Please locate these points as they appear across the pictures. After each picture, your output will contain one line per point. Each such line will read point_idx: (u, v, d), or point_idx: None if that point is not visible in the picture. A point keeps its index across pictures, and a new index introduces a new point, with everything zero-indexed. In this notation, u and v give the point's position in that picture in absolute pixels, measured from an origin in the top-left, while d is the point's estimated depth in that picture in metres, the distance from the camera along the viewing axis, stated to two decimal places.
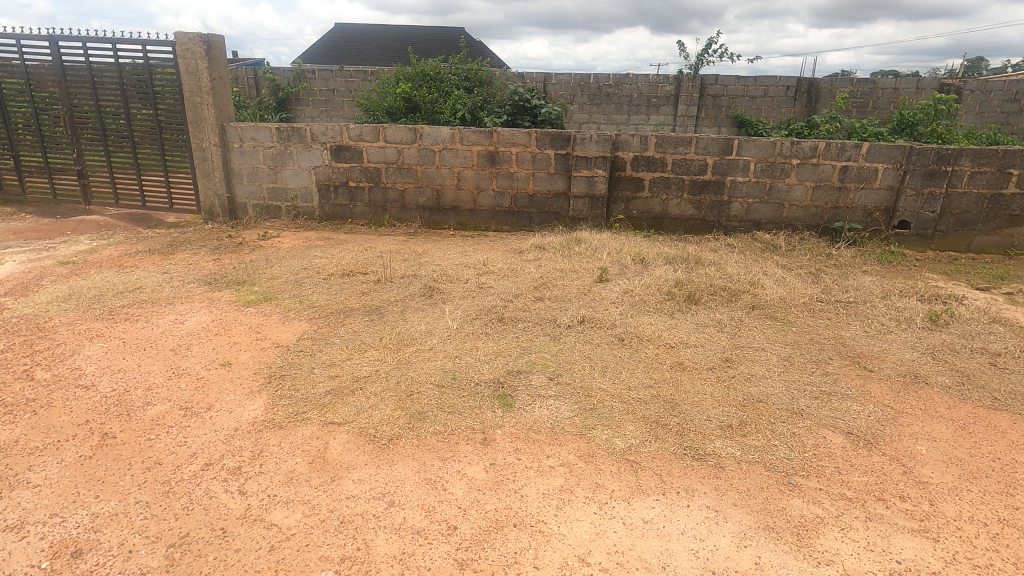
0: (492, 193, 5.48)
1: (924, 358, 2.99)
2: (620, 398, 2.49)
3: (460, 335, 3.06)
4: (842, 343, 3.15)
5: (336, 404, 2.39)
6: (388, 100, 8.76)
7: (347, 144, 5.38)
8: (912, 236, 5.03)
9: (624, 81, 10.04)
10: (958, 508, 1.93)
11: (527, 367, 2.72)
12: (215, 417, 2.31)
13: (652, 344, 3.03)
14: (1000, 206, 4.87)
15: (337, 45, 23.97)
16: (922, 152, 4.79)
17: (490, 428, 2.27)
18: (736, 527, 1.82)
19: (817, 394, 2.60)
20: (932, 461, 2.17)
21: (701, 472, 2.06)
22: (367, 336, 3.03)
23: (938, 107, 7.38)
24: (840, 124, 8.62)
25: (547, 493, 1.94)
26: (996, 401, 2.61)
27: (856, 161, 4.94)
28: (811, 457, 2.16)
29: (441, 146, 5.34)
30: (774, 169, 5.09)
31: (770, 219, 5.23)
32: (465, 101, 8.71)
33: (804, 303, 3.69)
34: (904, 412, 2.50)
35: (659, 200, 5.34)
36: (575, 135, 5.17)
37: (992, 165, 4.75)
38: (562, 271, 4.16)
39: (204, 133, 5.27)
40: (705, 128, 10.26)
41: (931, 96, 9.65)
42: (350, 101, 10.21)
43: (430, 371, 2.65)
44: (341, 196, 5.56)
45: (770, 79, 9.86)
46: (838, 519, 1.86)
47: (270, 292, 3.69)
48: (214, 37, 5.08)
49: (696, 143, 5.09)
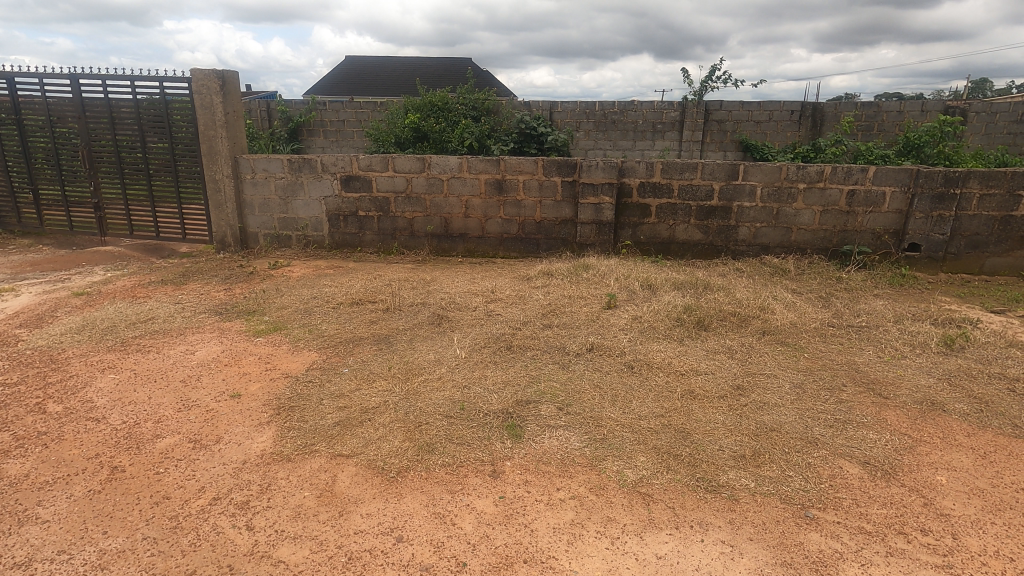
0: (500, 220, 5.52)
1: (941, 384, 2.94)
2: (631, 428, 2.46)
3: (469, 363, 3.06)
4: (855, 368, 3.11)
5: (344, 435, 2.38)
6: (396, 130, 8.94)
7: (357, 174, 5.47)
8: (923, 259, 5.00)
9: (629, 108, 10.20)
10: (983, 542, 1.87)
11: (536, 397, 2.70)
12: (224, 449, 2.31)
13: (662, 371, 3.01)
14: (1011, 227, 4.83)
15: (347, 77, 24.59)
16: (929, 174, 4.78)
17: (500, 459, 2.25)
18: (752, 563, 1.77)
19: (832, 422, 2.56)
20: (953, 493, 2.11)
21: (714, 505, 2.01)
22: (377, 365, 3.04)
23: (944, 128, 7.39)
24: (846, 147, 8.65)
25: (558, 528, 1.91)
26: (1016, 428, 2.55)
27: (863, 185, 4.95)
28: (828, 488, 2.11)
29: (449, 175, 5.42)
30: (781, 194, 5.11)
31: (779, 243, 5.22)
32: (472, 129, 8.85)
33: (816, 328, 3.65)
34: (921, 441, 2.44)
35: (667, 225, 5.36)
36: (581, 162, 5.21)
37: (1001, 187, 4.74)
38: (570, 297, 4.17)
39: (218, 165, 5.38)
40: (711, 152, 10.33)
41: (936, 118, 9.71)
42: (360, 131, 10.43)
43: (439, 402, 2.63)
44: (351, 225, 5.63)
45: (774, 104, 9.96)
46: (858, 555, 1.81)
47: (279, 321, 3.72)
48: (229, 72, 5.23)
49: (701, 169, 5.14)
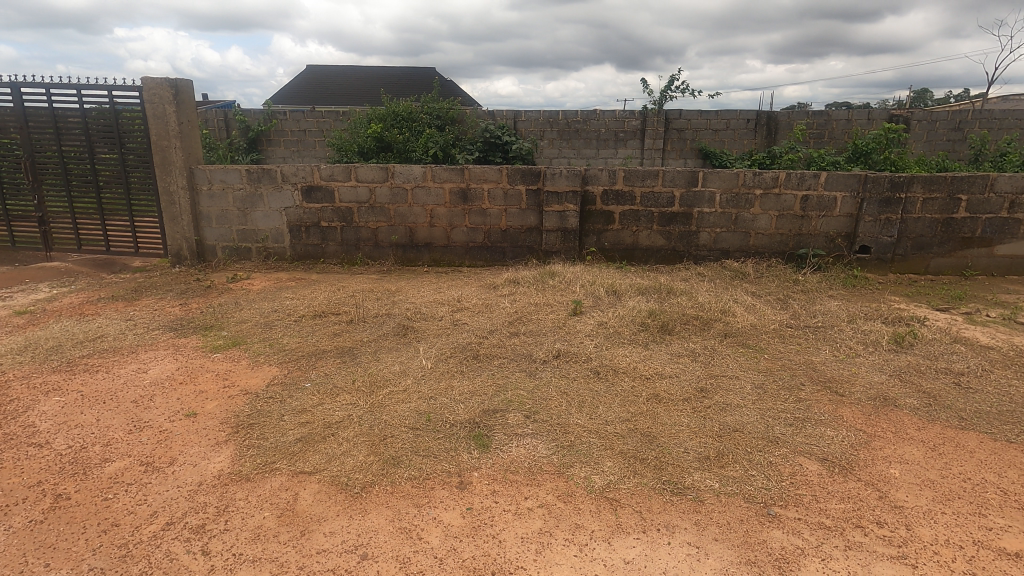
0: (465, 229, 5.51)
1: (892, 380, 3.05)
2: (598, 433, 2.48)
3: (435, 374, 3.02)
4: (813, 368, 3.21)
5: (306, 452, 2.32)
6: (360, 140, 8.87)
7: (318, 184, 5.39)
8: (873, 261, 5.20)
9: (591, 117, 10.37)
10: (934, 532, 1.94)
11: (503, 406, 2.69)
12: (178, 471, 2.21)
13: (627, 376, 3.04)
14: (953, 229, 5.09)
15: (308, 86, 24.25)
16: (876, 180, 5.01)
17: (467, 470, 2.23)
18: (718, 564, 1.80)
19: (792, 421, 2.63)
20: (906, 485, 2.19)
21: (681, 507, 2.04)
22: (340, 378, 2.97)
23: (889, 135, 7.75)
24: (799, 154, 8.97)
25: (526, 537, 1.90)
26: (962, 420, 2.67)
27: (816, 190, 5.14)
28: (788, 486, 2.16)
29: (413, 184, 5.38)
30: (739, 200, 5.25)
31: (738, 248, 5.37)
32: (437, 139, 8.82)
33: (775, 330, 3.76)
34: (875, 436, 2.53)
35: (630, 231, 5.44)
36: (545, 171, 5.26)
37: (942, 191, 5.00)
38: (537, 304, 4.18)
39: (172, 176, 5.21)
40: (672, 160, 10.59)
41: (881, 126, 10.17)
42: (322, 141, 10.28)
43: (405, 414, 2.59)
44: (313, 236, 5.53)
45: (730, 113, 10.27)
46: (818, 550, 1.86)
47: (239, 336, 3.60)
48: (183, 81, 5.09)
49: (662, 176, 5.25)
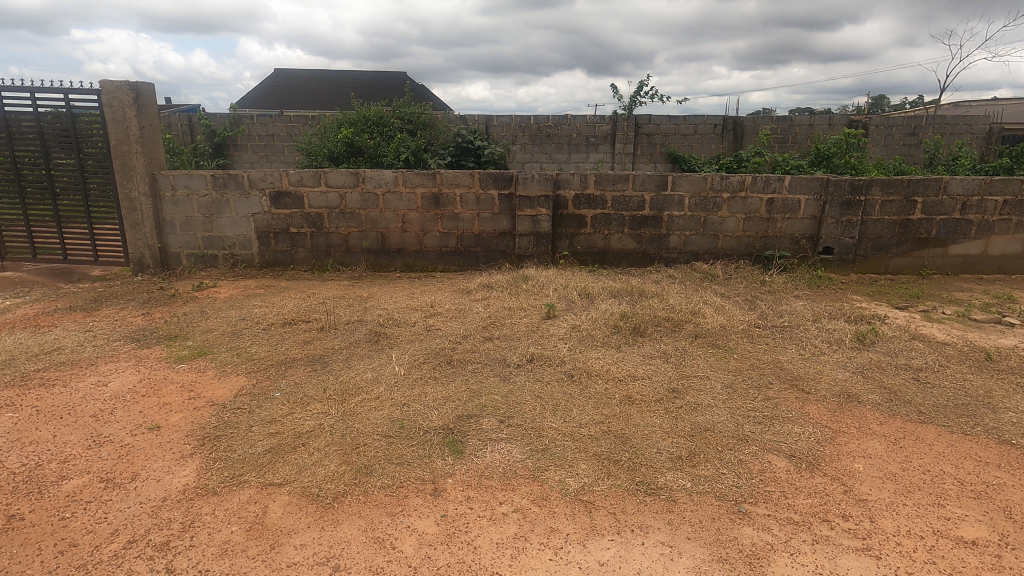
0: (438, 234, 5.48)
1: (855, 377, 3.15)
2: (572, 436, 2.49)
3: (408, 381, 2.99)
4: (780, 366, 3.29)
5: (276, 463, 2.26)
6: (330, 145, 8.76)
7: (287, 190, 5.30)
8: (836, 261, 5.37)
9: (563, 122, 10.46)
10: (896, 523, 2.01)
11: (477, 411, 2.68)
12: (141, 487, 2.14)
13: (600, 379, 3.06)
14: (910, 230, 5.29)
15: (277, 90, 23.86)
16: (837, 183, 5.17)
17: (441, 477, 2.21)
18: (691, 562, 1.82)
19: (760, 419, 2.68)
20: (869, 479, 2.26)
21: (654, 507, 2.06)
22: (310, 387, 2.92)
23: (849, 140, 8.01)
24: (764, 158, 9.21)
25: (501, 543, 1.89)
26: (921, 414, 2.77)
27: (781, 193, 5.28)
28: (758, 483, 2.21)
29: (384, 189, 5.33)
30: (707, 204, 5.36)
31: (707, 250, 5.47)
32: (408, 143, 8.76)
33: (743, 330, 3.84)
34: (840, 431, 2.61)
35: (602, 235, 5.50)
36: (517, 176, 5.28)
37: (899, 193, 5.19)
38: (510, 309, 4.19)
39: (133, 182, 5.06)
40: (642, 164, 10.74)
41: (842, 130, 10.51)
42: (291, 146, 10.11)
43: (377, 421, 2.56)
44: (282, 242, 5.43)
45: (698, 118, 10.48)
46: (787, 545, 1.90)
47: (205, 346, 3.51)
48: (144, 84, 4.95)
49: (632, 180, 5.32)
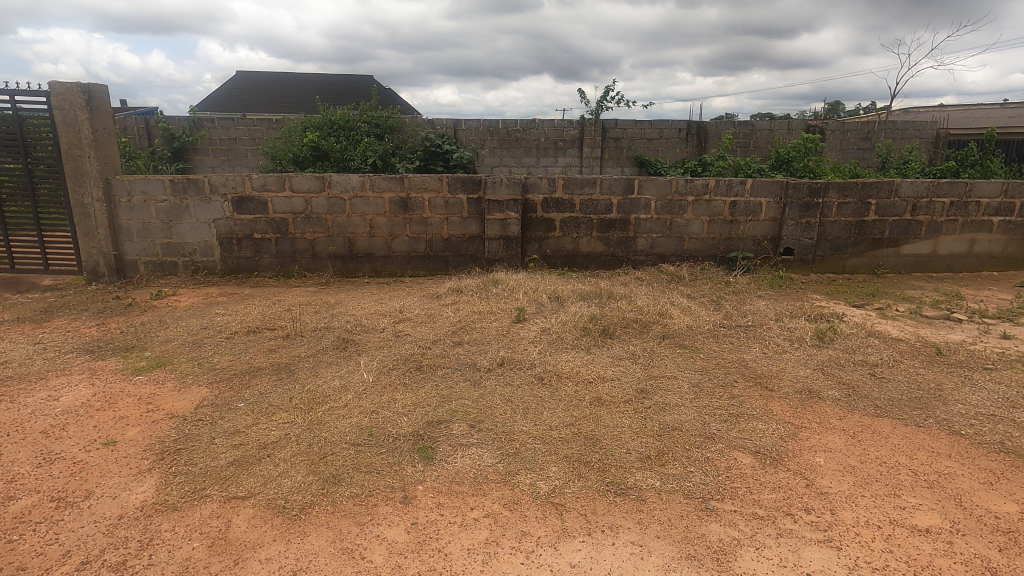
0: (406, 238, 5.43)
1: (816, 374, 3.25)
2: (542, 439, 2.49)
3: (377, 388, 2.95)
4: (744, 365, 3.37)
5: (239, 476, 2.20)
6: (295, 149, 8.60)
7: (250, 195, 5.18)
8: (796, 262, 5.53)
9: (531, 126, 10.52)
10: (856, 514, 2.08)
11: (447, 417, 2.66)
12: (95, 505, 2.05)
13: (570, 381, 3.08)
14: (865, 231, 5.49)
15: (239, 93, 23.32)
16: (796, 186, 5.34)
17: (411, 484, 2.18)
18: (660, 560, 1.84)
19: (726, 417, 2.74)
20: (830, 472, 2.33)
21: (624, 507, 2.08)
22: (276, 397, 2.85)
23: (807, 144, 8.29)
24: (727, 162, 9.45)
25: (472, 548, 1.88)
26: (878, 408, 2.88)
27: (743, 196, 5.42)
28: (725, 479, 2.25)
29: (351, 194, 5.26)
30: (673, 207, 5.46)
31: (673, 252, 5.57)
32: (375, 147, 8.67)
33: (709, 330, 3.92)
34: (802, 427, 2.68)
35: (571, 238, 5.54)
36: (485, 180, 5.28)
37: (854, 196, 5.39)
38: (480, 313, 4.18)
39: (86, 187, 4.86)
40: (610, 168, 10.88)
41: (800, 135, 10.85)
42: (254, 149, 9.89)
43: (346, 430, 2.52)
44: (245, 249, 5.30)
45: (663, 122, 10.67)
46: (753, 539, 1.94)
47: (164, 356, 3.39)
48: (96, 86, 4.77)
49: (600, 184, 5.38)
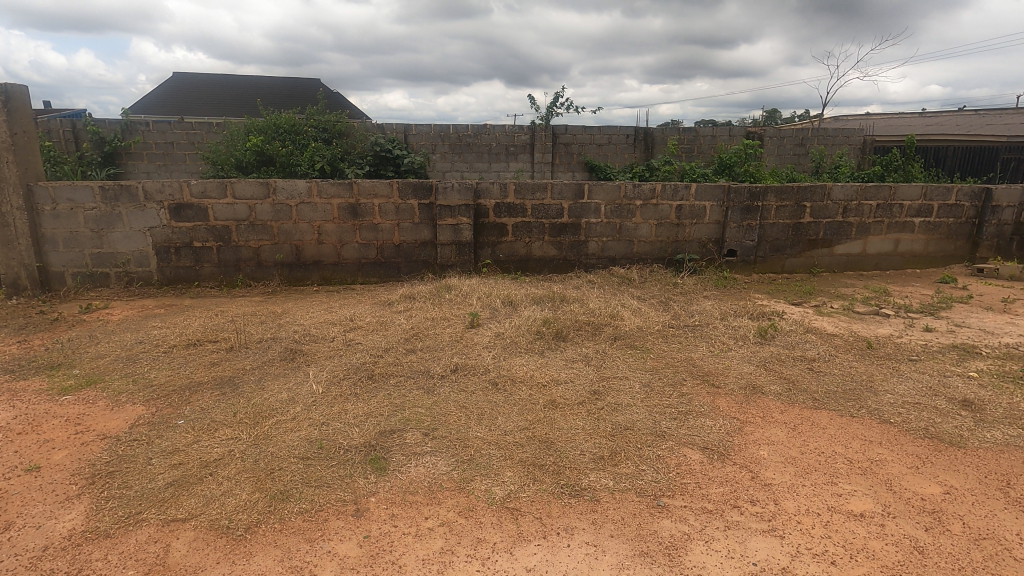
0: (356, 245, 5.33)
1: (759, 370, 3.39)
2: (497, 444, 2.49)
3: (328, 399, 2.87)
4: (693, 363, 3.47)
5: (180, 497, 2.09)
6: (237, 153, 8.31)
7: (189, 202, 4.95)
8: (739, 262, 5.76)
9: (482, 131, 10.54)
10: (797, 503, 2.17)
11: (400, 426, 2.62)
12: (16, 538, 1.90)
13: (524, 385, 3.09)
14: (801, 232, 5.78)
15: (177, 95, 22.32)
16: (737, 191, 5.57)
17: (364, 496, 2.13)
18: (614, 559, 1.87)
19: (676, 414, 2.82)
20: (773, 464, 2.43)
21: (578, 508, 2.10)
22: (219, 412, 2.73)
23: (746, 150, 8.66)
24: (673, 166, 9.75)
25: (427, 558, 1.85)
26: (816, 400, 3.03)
27: (688, 200, 5.60)
28: (675, 476, 2.31)
29: (298, 200, 5.11)
30: (622, 211, 5.58)
31: (623, 255, 5.70)
32: (323, 152, 8.47)
33: (658, 330, 4.02)
34: (747, 421, 2.79)
35: (523, 243, 5.58)
36: (436, 185, 5.24)
37: (790, 199, 5.66)
38: (433, 319, 4.14)
39: (4, 195, 4.52)
40: (561, 173, 11.03)
41: (741, 141, 11.32)
42: (193, 154, 9.47)
43: (294, 444, 2.43)
44: (185, 258, 5.07)
45: (612, 128, 10.91)
46: (702, 533, 2.00)
47: (94, 374, 3.19)
48: (15, 87, 4.46)
49: (551, 189, 5.44)
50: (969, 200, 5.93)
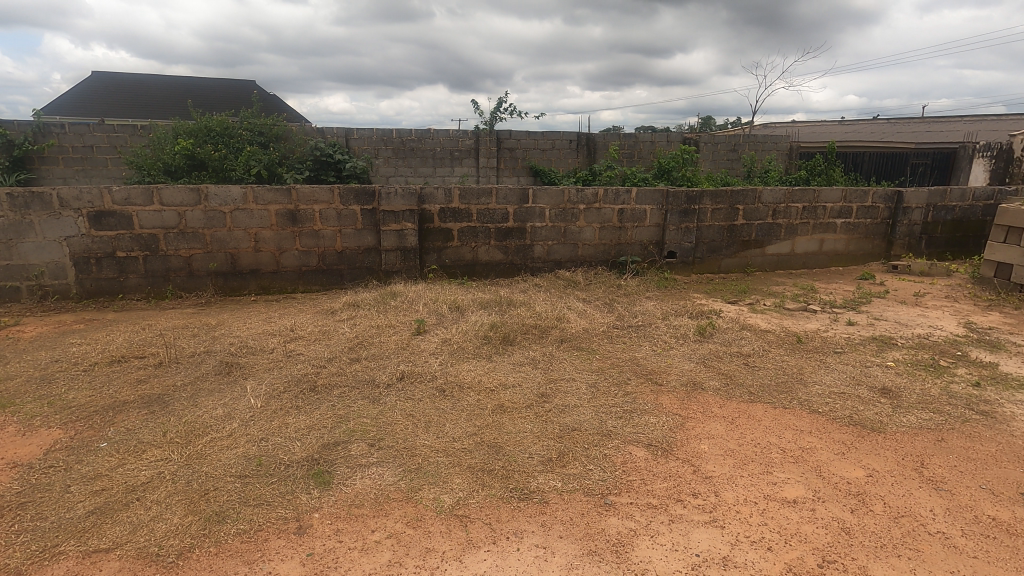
0: (296, 252, 5.15)
1: (699, 367, 3.52)
2: (445, 451, 2.46)
3: (267, 413, 2.76)
4: (637, 363, 3.56)
5: (102, 526, 1.95)
6: (165, 157, 7.88)
7: (111, 209, 4.65)
8: (679, 263, 5.97)
9: (426, 136, 10.46)
10: (736, 493, 2.27)
11: (345, 438, 2.54)
12: None
13: (472, 391, 3.07)
14: (735, 234, 6.05)
15: (96, 95, 20.95)
16: (675, 195, 5.77)
17: (306, 512, 2.06)
18: (564, 559, 1.89)
19: (621, 413, 2.88)
20: (713, 457, 2.52)
21: (528, 511, 2.11)
22: (147, 432, 2.57)
23: (684, 155, 8.99)
24: (615, 171, 10.00)
25: (375, 572, 1.81)
26: (752, 394, 3.17)
27: (629, 204, 5.75)
28: (621, 474, 2.36)
29: (232, 206, 4.89)
30: (566, 215, 5.67)
31: (569, 258, 5.78)
32: (260, 156, 8.14)
33: (604, 331, 4.10)
34: (688, 417, 2.89)
35: (469, 247, 5.56)
36: (379, 191, 5.15)
37: (725, 202, 5.91)
38: (378, 327, 4.06)
39: None
40: (506, 177, 11.10)
41: (678, 147, 11.74)
42: (116, 158, 8.91)
43: (231, 462, 2.32)
44: (107, 269, 4.75)
45: (555, 133, 11.07)
46: (648, 528, 2.05)
47: (3, 397, 2.93)
48: None
49: (496, 194, 5.46)
50: (883, 202, 6.39)
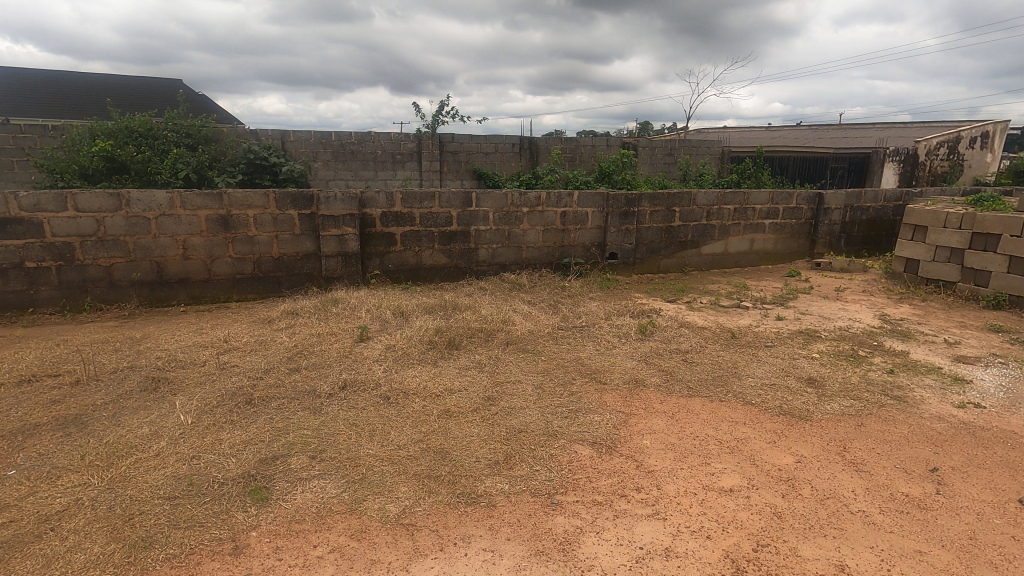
0: (229, 259, 4.92)
1: (641, 364, 3.62)
2: (390, 460, 2.42)
3: (199, 429, 2.62)
4: (581, 362, 3.63)
5: (10, 561, 1.79)
6: (81, 160, 7.35)
7: (17, 216, 4.28)
8: (621, 264, 6.12)
9: (366, 139, 10.26)
10: (677, 485, 2.34)
11: (284, 451, 2.45)
12: None
13: (417, 397, 3.03)
14: (673, 235, 6.27)
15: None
16: (615, 197, 5.92)
17: (243, 531, 1.97)
18: (512, 561, 1.89)
19: (567, 413, 2.92)
20: (655, 452, 2.60)
21: (475, 515, 2.10)
22: (63, 456, 2.38)
23: (623, 159, 9.23)
24: (557, 174, 10.14)
25: None
26: (690, 389, 3.30)
27: (571, 207, 5.85)
28: (567, 473, 2.40)
29: (157, 212, 4.62)
30: (510, 218, 5.70)
31: (513, 261, 5.82)
32: (187, 159, 7.69)
33: (549, 333, 4.15)
34: (631, 414, 2.97)
35: (413, 252, 5.49)
36: (317, 195, 5.00)
37: (662, 205, 6.12)
38: (319, 335, 3.94)
39: None
40: (450, 181, 11.05)
41: (618, 151, 12.05)
42: (23, 160, 8.22)
43: (159, 483, 2.18)
44: (15, 281, 4.37)
45: (498, 137, 11.12)
46: (593, 525, 2.08)
47: None
48: None
49: (438, 197, 5.42)
50: (806, 203, 6.80)
